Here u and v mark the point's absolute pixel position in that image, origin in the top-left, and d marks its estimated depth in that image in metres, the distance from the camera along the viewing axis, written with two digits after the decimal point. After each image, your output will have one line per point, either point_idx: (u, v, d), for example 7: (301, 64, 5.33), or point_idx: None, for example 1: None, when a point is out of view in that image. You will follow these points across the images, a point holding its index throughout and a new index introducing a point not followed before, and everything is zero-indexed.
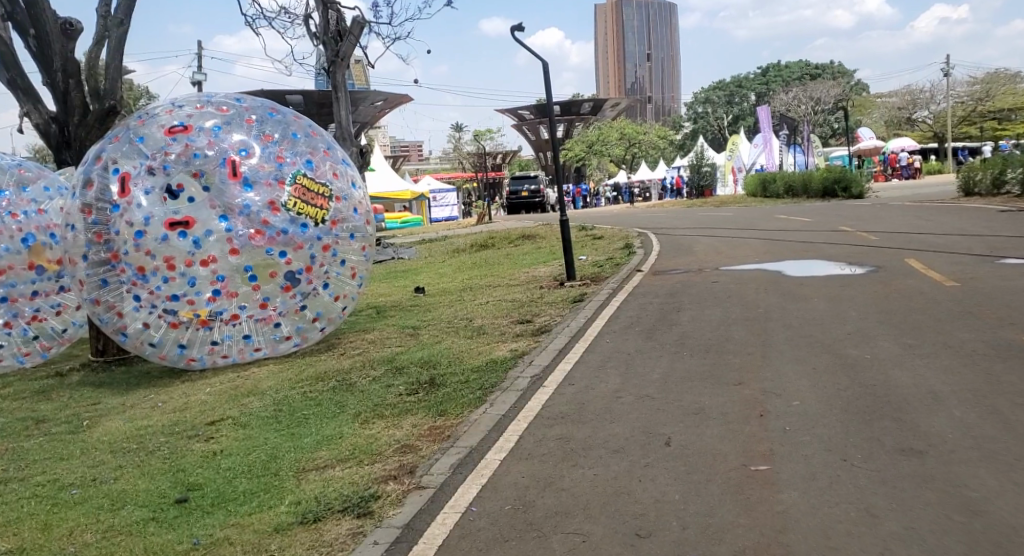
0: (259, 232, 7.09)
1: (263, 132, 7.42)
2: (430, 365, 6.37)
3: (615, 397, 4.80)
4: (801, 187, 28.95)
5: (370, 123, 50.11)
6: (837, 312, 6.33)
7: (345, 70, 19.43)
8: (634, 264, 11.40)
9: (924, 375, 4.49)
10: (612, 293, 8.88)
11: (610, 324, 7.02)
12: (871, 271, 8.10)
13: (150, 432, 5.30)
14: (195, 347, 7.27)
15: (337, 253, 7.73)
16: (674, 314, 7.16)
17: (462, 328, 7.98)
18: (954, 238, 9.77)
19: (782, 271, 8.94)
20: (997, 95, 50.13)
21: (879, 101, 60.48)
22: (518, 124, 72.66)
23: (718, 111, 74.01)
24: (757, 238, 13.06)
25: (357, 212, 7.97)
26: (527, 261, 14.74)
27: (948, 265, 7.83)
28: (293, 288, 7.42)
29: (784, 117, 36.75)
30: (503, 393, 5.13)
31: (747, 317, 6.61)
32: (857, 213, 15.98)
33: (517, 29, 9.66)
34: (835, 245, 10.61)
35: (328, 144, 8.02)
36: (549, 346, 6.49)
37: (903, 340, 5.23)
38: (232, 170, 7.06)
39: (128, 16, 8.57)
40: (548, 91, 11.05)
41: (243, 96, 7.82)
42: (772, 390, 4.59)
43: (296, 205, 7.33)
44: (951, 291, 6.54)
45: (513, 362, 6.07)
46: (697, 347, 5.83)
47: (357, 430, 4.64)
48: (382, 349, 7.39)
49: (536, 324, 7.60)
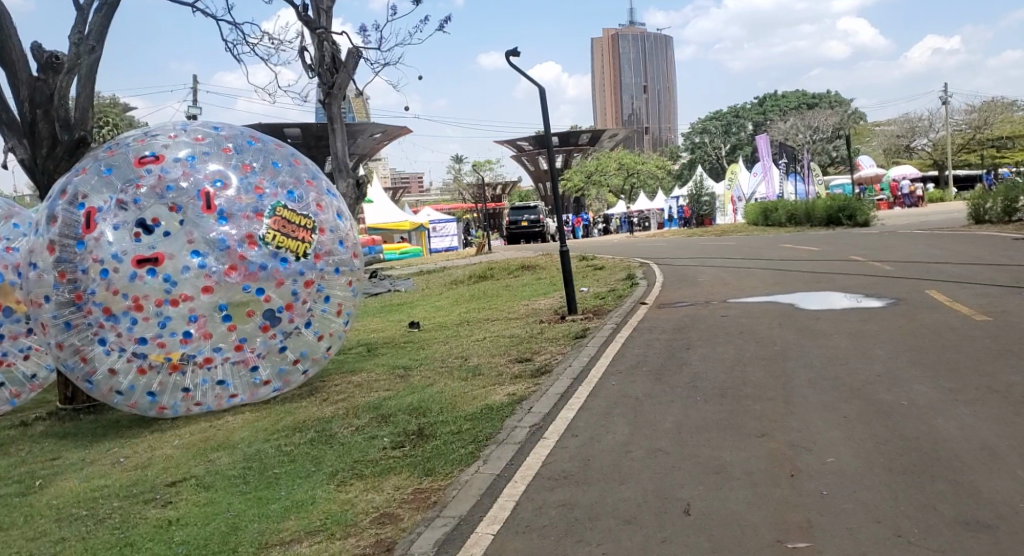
0: (234, 269, 6.66)
1: (242, 162, 7.06)
2: (419, 412, 5.86)
3: (624, 452, 4.28)
4: (803, 216, 28.68)
5: (367, 155, 50.30)
6: (862, 350, 5.83)
7: (340, 102, 19.27)
8: (637, 296, 10.93)
9: (973, 426, 3.96)
10: (616, 328, 8.35)
11: (615, 364, 6.49)
12: (892, 304, 7.60)
13: (104, 495, 4.81)
14: (166, 394, 6.85)
15: (322, 289, 7.29)
16: (684, 352, 6.64)
17: (456, 368, 7.45)
18: (975, 268, 9.28)
19: (796, 304, 8.45)
20: (996, 123, 50.19)
21: (877, 129, 60.56)
22: (517, 154, 73.13)
23: (716, 141, 74.35)
24: (764, 268, 12.59)
25: (343, 245, 7.56)
26: (527, 293, 14.23)
27: (974, 297, 7.33)
28: (272, 328, 6.98)
29: (784, 146, 36.59)
30: (499, 448, 4.59)
31: (763, 356, 6.10)
32: (865, 242, 15.55)
33: (512, 54, 9.31)
34: (847, 276, 10.12)
35: (313, 173, 7.64)
36: (549, 389, 5.95)
37: (942, 384, 4.71)
38: (207, 203, 6.68)
39: (100, 42, 8.18)
40: (545, 119, 10.70)
41: (222, 124, 7.47)
42: (801, 444, 4.07)
43: (276, 238, 6.90)
44: (983, 327, 6.04)
45: (509, 408, 5.55)
46: (711, 391, 5.32)
47: (331, 494, 4.13)
48: (369, 395, 6.86)
49: (536, 364, 7.07)
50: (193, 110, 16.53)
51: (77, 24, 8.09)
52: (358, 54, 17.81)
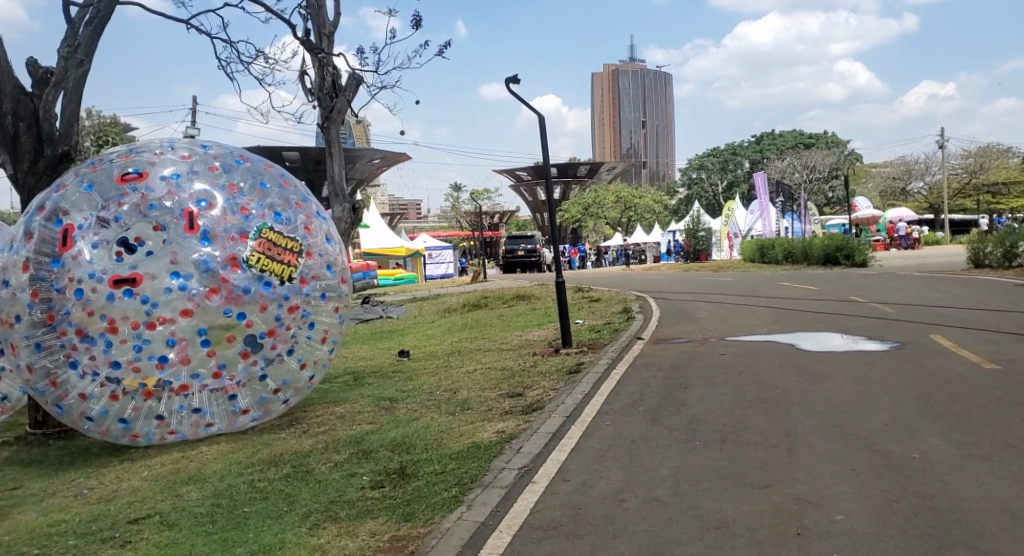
0: (215, 292, 6.50)
1: (229, 182, 6.96)
2: (401, 449, 5.62)
3: (618, 501, 3.99)
4: (800, 254, 28.64)
5: (365, 181, 50.37)
6: (868, 396, 5.58)
7: (339, 126, 19.24)
8: (633, 330, 10.69)
9: (992, 486, 3.70)
10: (610, 363, 8.11)
11: (609, 403, 6.21)
12: (896, 347, 7.38)
13: (60, 531, 4.50)
14: (140, 421, 6.59)
15: (306, 314, 7.18)
16: (681, 392, 6.38)
17: (444, 401, 7.16)
18: (979, 313, 9.08)
19: (796, 345, 8.22)
20: (991, 169, 50.61)
21: (873, 171, 61.03)
22: (516, 184, 73.53)
23: (712, 178, 74.97)
24: (763, 306, 12.39)
25: (330, 269, 7.46)
26: (521, 323, 13.99)
27: (981, 344, 7.12)
28: (253, 354, 6.80)
29: (782, 185, 36.71)
30: (484, 492, 4.31)
31: (764, 398, 5.85)
32: (865, 282, 15.40)
33: (513, 81, 9.21)
34: (848, 317, 9.91)
35: (302, 195, 7.57)
36: (540, 427, 5.68)
37: (954, 437, 4.46)
38: (190, 222, 6.54)
39: (88, 56, 7.95)
40: (544, 147, 10.57)
41: (210, 143, 7.41)
42: (808, 498, 3.79)
43: (260, 260, 6.76)
44: (993, 376, 5.81)
45: (497, 447, 5.27)
46: (710, 435, 5.05)
47: (303, 538, 3.83)
48: (351, 428, 6.59)
49: (527, 399, 6.78)
50: None
51: (68, 36, 7.92)
52: (358, 80, 17.82)
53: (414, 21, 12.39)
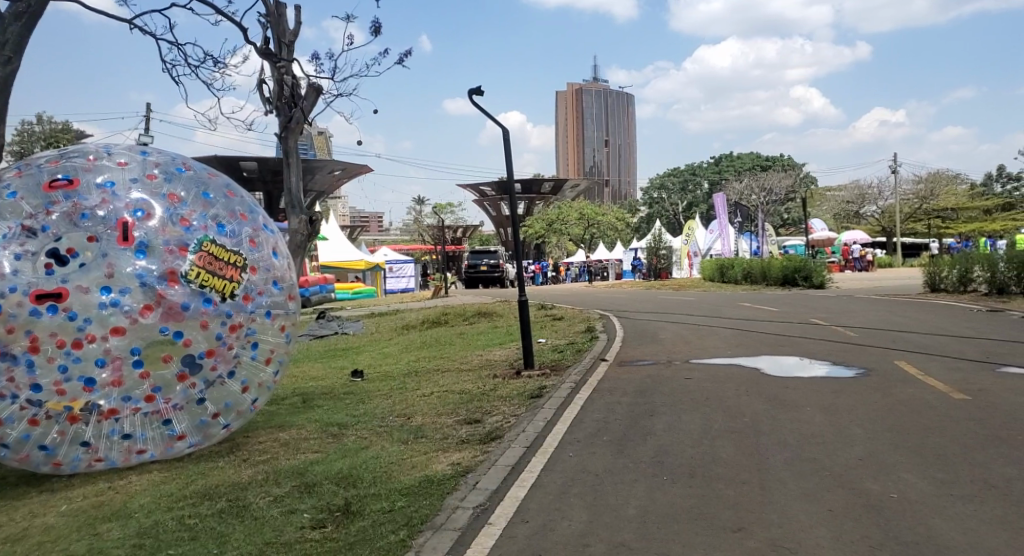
0: (151, 309, 6.00)
1: (169, 191, 6.47)
2: (348, 482, 5.19)
3: (582, 545, 3.65)
4: (759, 274, 28.98)
5: (326, 192, 49.50)
6: (839, 427, 5.39)
7: (298, 136, 18.71)
8: (597, 351, 10.42)
9: (977, 531, 3.48)
10: (574, 387, 7.80)
11: (572, 431, 5.90)
12: (863, 374, 7.27)
13: None
14: (63, 448, 5.99)
15: (250, 333, 6.72)
16: (647, 420, 6.10)
17: (396, 428, 6.72)
18: (941, 339, 9.09)
19: (762, 369, 8.04)
20: (941, 195, 52.45)
21: (828, 193, 62.70)
22: (479, 199, 73.47)
23: (673, 197, 76.20)
24: (727, 327, 12.29)
25: (276, 285, 7.02)
26: (482, 342, 13.61)
27: (947, 372, 7.03)
28: (191, 376, 6.29)
29: (741, 206, 37.28)
30: (435, 535, 3.92)
31: (733, 428, 5.60)
32: (826, 304, 15.48)
33: (476, 93, 8.93)
34: (812, 340, 9.83)
35: (249, 206, 7.13)
36: (498, 459, 5.31)
37: (931, 475, 4.27)
38: (124, 234, 6.04)
39: (17, 53, 7.40)
40: (508, 162, 10.30)
41: (151, 149, 6.92)
42: (784, 543, 3.51)
43: (199, 275, 6.27)
44: (963, 407, 5.68)
45: (452, 481, 4.89)
46: (679, 468, 4.77)
47: None
48: (295, 456, 6.12)
49: (486, 427, 6.41)
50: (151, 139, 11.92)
51: None
52: (318, 89, 17.35)
53: (374, 29, 12.04)
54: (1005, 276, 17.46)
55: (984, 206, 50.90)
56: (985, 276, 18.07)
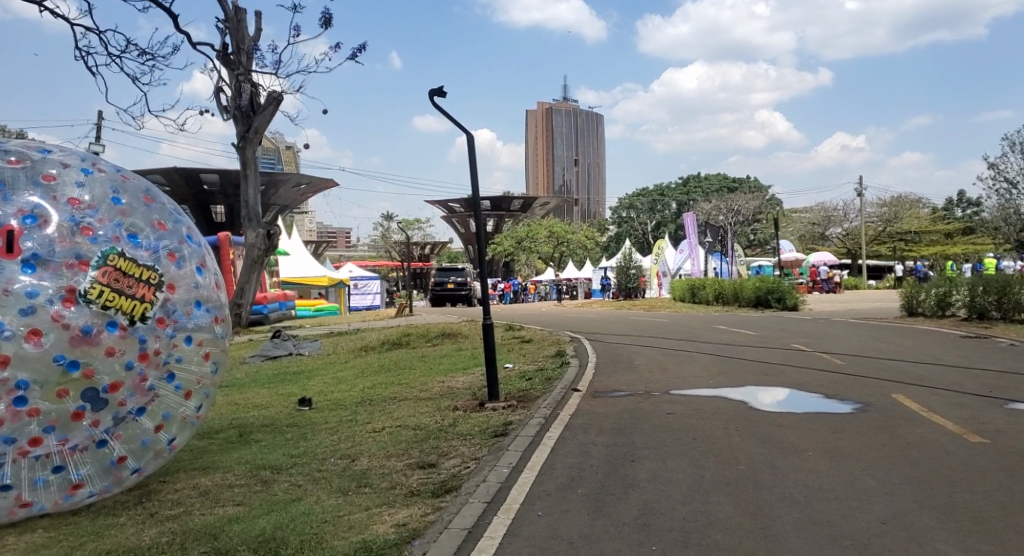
0: (43, 334, 4.95)
1: (70, 195, 5.48)
2: (268, 550, 4.19)
3: None
4: (731, 295, 28.65)
5: (290, 206, 48.21)
6: (851, 479, 4.64)
7: (256, 147, 17.86)
8: (568, 380, 9.61)
9: None
10: (542, 424, 6.97)
11: (542, 482, 5.05)
12: (861, 410, 6.59)
13: None
14: None
15: (168, 361, 5.75)
16: (628, 467, 5.28)
17: (337, 475, 5.79)
18: (936, 369, 8.50)
19: (750, 403, 7.32)
20: (905, 218, 53.43)
21: (794, 215, 63.30)
22: (448, 216, 72.97)
23: (641, 217, 76.71)
24: (705, 352, 11.62)
25: (200, 306, 6.08)
26: (445, 367, 12.72)
27: (953, 408, 6.40)
28: (92, 414, 5.26)
29: (710, 227, 37.10)
30: None
31: (728, 479, 4.82)
32: (804, 328, 14.97)
33: (437, 94, 8.13)
34: (797, 369, 9.16)
35: (172, 215, 6.23)
36: (453, 520, 4.43)
37: (975, 546, 3.51)
38: (9, 244, 5.00)
39: None
40: (473, 173, 9.50)
41: (53, 148, 5.92)
42: None
43: (104, 295, 5.29)
44: (986, 454, 4.98)
45: (394, 551, 3.96)
46: (670, 534, 3.94)
47: None
48: (213, 512, 5.13)
49: (440, 474, 5.53)
50: (92, 146, 9.37)
51: None
52: (276, 98, 16.48)
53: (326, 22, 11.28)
54: (984, 302, 17.19)
55: (946, 229, 51.93)
56: (965, 300, 17.79)
